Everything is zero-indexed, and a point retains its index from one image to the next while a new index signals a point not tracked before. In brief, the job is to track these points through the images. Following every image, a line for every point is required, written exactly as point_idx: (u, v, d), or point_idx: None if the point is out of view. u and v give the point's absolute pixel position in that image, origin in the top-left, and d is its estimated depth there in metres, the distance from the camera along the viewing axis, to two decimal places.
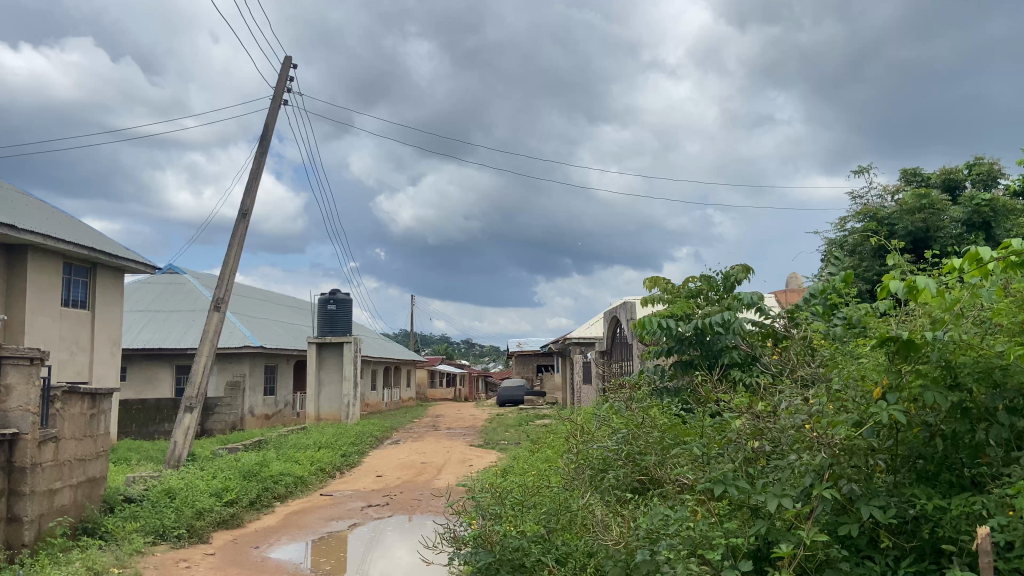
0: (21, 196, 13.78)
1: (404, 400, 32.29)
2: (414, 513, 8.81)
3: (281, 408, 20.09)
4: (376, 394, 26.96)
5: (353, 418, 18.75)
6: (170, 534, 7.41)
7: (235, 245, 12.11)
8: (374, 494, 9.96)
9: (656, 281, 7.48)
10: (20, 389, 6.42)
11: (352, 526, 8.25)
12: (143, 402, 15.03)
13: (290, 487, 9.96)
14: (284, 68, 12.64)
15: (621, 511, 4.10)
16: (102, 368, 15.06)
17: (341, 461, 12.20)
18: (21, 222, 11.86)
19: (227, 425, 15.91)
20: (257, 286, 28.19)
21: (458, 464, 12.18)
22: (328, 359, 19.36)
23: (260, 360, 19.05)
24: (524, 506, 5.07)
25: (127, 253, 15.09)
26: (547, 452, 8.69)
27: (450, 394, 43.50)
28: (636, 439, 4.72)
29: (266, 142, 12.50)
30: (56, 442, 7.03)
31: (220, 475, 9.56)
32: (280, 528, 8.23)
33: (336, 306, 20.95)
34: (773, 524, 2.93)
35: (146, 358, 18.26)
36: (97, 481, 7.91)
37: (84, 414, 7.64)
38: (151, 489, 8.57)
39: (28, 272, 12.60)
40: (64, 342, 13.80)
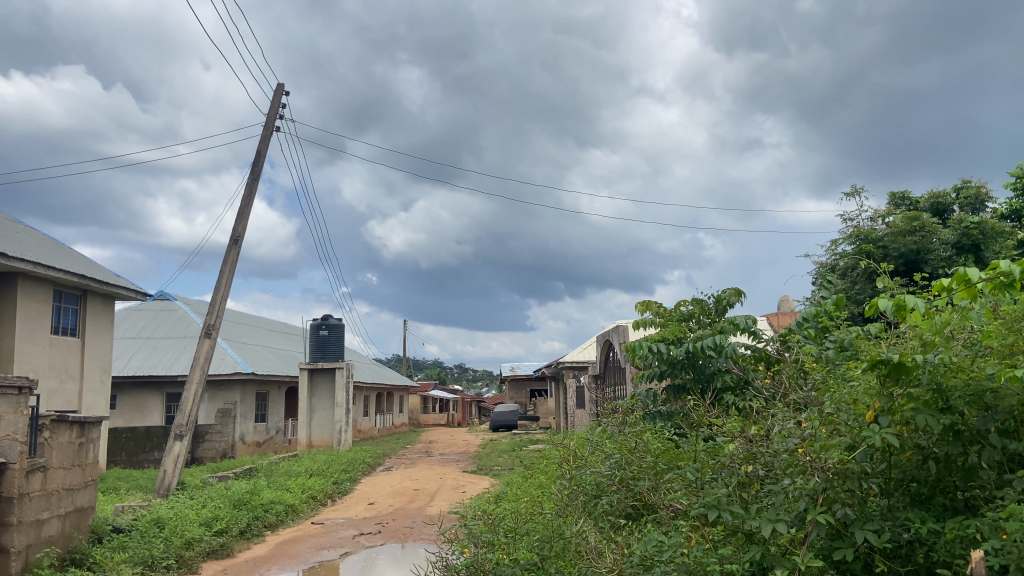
0: (12, 224, 13.77)
1: (397, 426, 32.03)
2: (407, 541, 8.75)
3: (272, 435, 19.98)
4: (369, 420, 26.81)
5: (346, 444, 18.61)
6: (159, 565, 7.29)
7: (227, 271, 12.09)
8: (366, 522, 9.85)
9: (647, 304, 7.51)
10: (9, 418, 6.39)
11: (344, 554, 8.16)
12: (132, 430, 14.90)
13: (281, 516, 9.84)
14: (276, 95, 12.75)
15: (615, 537, 4.08)
16: (92, 397, 14.92)
17: (333, 488, 12.09)
18: (11, 250, 11.85)
19: (217, 453, 15.78)
20: (247, 313, 28.08)
21: (451, 490, 12.10)
22: (319, 385, 19.23)
23: (252, 386, 18.92)
24: (517, 532, 5.05)
25: (119, 281, 15.07)
26: (540, 477, 8.65)
27: (443, 419, 43.25)
28: (630, 464, 4.69)
29: (259, 168, 12.57)
30: (44, 472, 6.96)
31: (210, 504, 9.44)
32: (270, 557, 8.13)
33: (328, 331, 20.89)
34: (768, 550, 2.94)
35: (136, 387, 18.13)
36: (86, 510, 7.81)
37: (73, 443, 7.55)
38: (140, 519, 8.48)
39: (18, 300, 12.55)
40: (53, 369, 13.69)
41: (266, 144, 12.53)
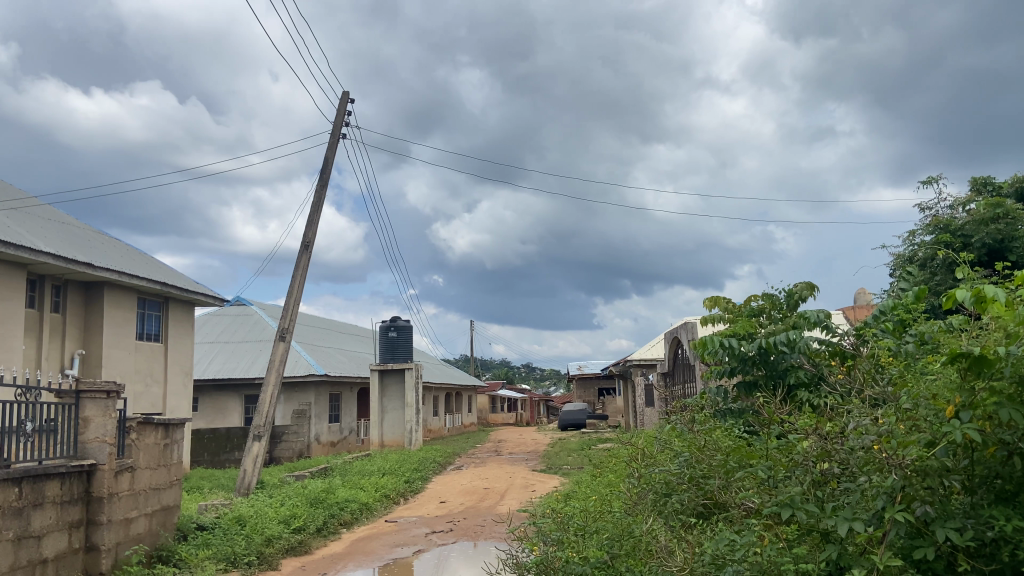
0: (98, 235, 14.49)
1: (466, 425, 32.33)
2: (478, 539, 8.84)
3: (346, 435, 20.47)
4: (438, 421, 27.15)
5: (416, 444, 18.90)
6: (242, 561, 7.61)
7: (299, 276, 12.46)
8: (437, 520, 9.99)
9: (716, 300, 7.40)
10: (98, 421, 6.80)
11: (417, 552, 8.30)
12: (213, 432, 15.49)
13: (355, 514, 10.08)
14: (342, 103, 13.07)
15: (685, 536, 4.05)
16: (175, 399, 15.56)
17: (405, 486, 12.31)
18: (98, 261, 12.49)
19: (294, 453, 16.26)
20: (319, 317, 28.83)
21: (521, 489, 12.15)
22: (390, 385, 19.57)
23: (325, 388, 19.40)
24: (586, 531, 5.12)
25: (197, 287, 15.66)
26: (609, 476, 8.64)
27: (511, 418, 43.42)
28: (700, 462, 4.64)
29: (327, 175, 12.90)
30: (132, 472, 7.32)
31: (288, 503, 9.75)
32: (346, 554, 8.34)
33: (396, 333, 21.26)
34: (845, 550, 2.88)
35: (216, 390, 18.85)
36: (172, 509, 8.17)
37: (158, 444, 7.89)
38: (223, 516, 8.82)
39: (104, 308, 13.21)
40: (139, 374, 14.34)
41: (333, 151, 12.86)
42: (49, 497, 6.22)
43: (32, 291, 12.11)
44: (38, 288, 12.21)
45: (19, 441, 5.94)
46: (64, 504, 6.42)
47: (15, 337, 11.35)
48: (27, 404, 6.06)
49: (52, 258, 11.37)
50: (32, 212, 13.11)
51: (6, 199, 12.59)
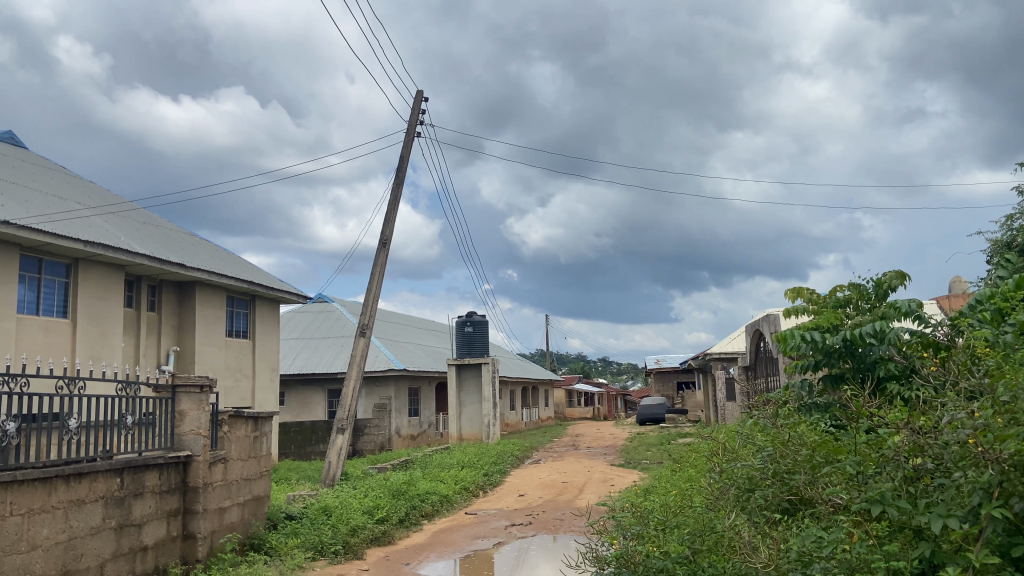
0: (189, 237, 15.17)
1: (543, 420, 32.42)
2: (558, 532, 8.88)
3: (425, 429, 20.85)
4: (515, 415, 27.34)
5: (495, 438, 19.08)
6: (329, 550, 7.89)
7: (377, 273, 12.74)
8: (517, 513, 10.08)
9: (799, 291, 7.21)
10: (193, 414, 7.16)
11: (497, 544, 8.41)
12: (299, 425, 16.03)
13: (436, 506, 10.27)
14: (416, 102, 13.29)
15: (771, 531, 3.98)
16: (263, 394, 16.16)
17: (484, 480, 12.46)
18: (190, 261, 13.07)
19: (375, 445, 16.68)
20: (398, 313, 29.40)
21: (599, 484, 12.11)
22: (467, 380, 19.80)
23: (405, 382, 19.80)
24: (667, 526, 5.12)
25: (282, 285, 16.21)
26: (690, 471, 8.54)
27: (588, 413, 43.29)
28: (785, 457, 4.54)
29: (403, 173, 13.15)
30: (225, 463, 7.65)
31: (372, 494, 10.02)
32: (429, 545, 8.52)
33: (473, 328, 21.49)
34: (939, 547, 2.78)
35: (301, 384, 19.48)
36: (263, 499, 8.51)
37: (249, 436, 8.23)
38: (310, 507, 9.14)
39: (196, 306, 13.84)
40: (229, 369, 14.96)
41: (408, 150, 13.09)
42: (148, 487, 6.57)
43: (129, 291, 12.79)
44: (135, 288, 12.89)
45: (121, 433, 6.30)
46: (162, 494, 6.76)
47: (115, 336, 12.00)
48: (127, 399, 6.42)
49: (147, 260, 11.95)
50: (129, 216, 13.85)
51: (106, 204, 13.33)
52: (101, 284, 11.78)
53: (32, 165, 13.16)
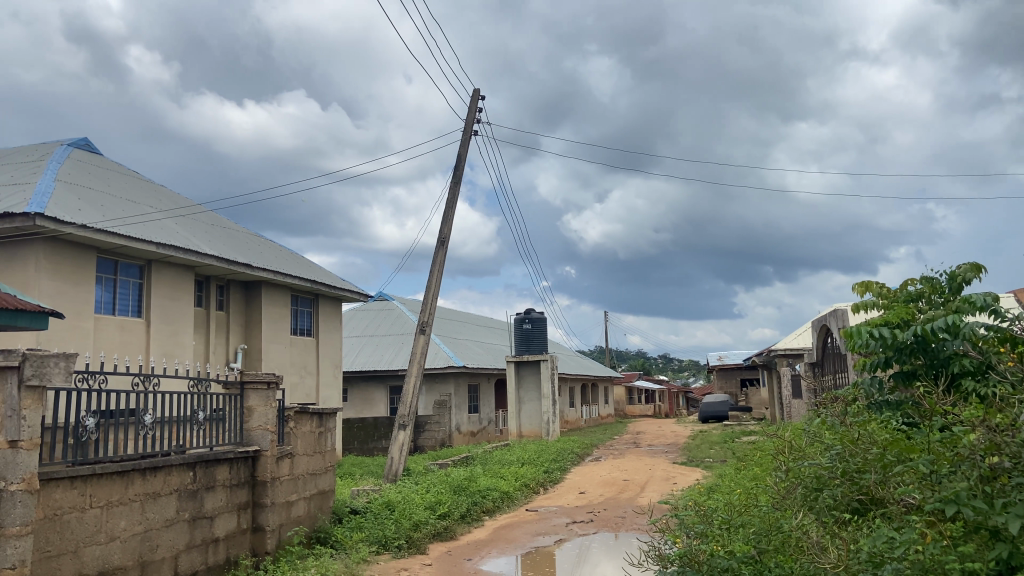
0: (255, 238, 15.59)
1: (603, 417, 32.25)
2: (619, 530, 8.82)
3: (485, 426, 20.98)
4: (575, 412, 27.26)
5: (554, 435, 19.06)
6: (392, 545, 8.01)
7: (436, 271, 12.86)
8: (578, 511, 10.05)
9: (867, 286, 6.99)
10: (260, 410, 7.37)
11: (559, 541, 8.41)
12: (362, 421, 16.31)
13: (497, 502, 10.32)
14: (473, 101, 13.36)
15: (839, 532, 3.87)
16: (327, 390, 16.49)
17: (544, 476, 12.46)
18: (256, 262, 13.44)
19: (436, 442, 16.86)
20: (457, 311, 29.65)
21: (661, 482, 11.98)
22: (527, 377, 19.83)
23: (464, 379, 19.96)
24: (732, 526, 5.05)
25: (344, 284, 16.52)
26: (754, 469, 8.38)
27: (649, 410, 42.86)
28: (854, 456, 4.41)
29: (461, 172, 13.24)
30: (292, 458, 7.84)
31: (433, 490, 10.13)
32: (490, 541, 8.57)
33: (531, 325, 21.52)
34: (1018, 549, 2.66)
35: (364, 381, 19.82)
36: (328, 493, 8.68)
37: (314, 432, 8.40)
38: (373, 501, 9.30)
39: (263, 305, 14.21)
40: (294, 366, 15.32)
41: (466, 148, 13.18)
42: (219, 480, 6.78)
43: (199, 291, 13.21)
44: (205, 288, 13.31)
45: (193, 428, 6.52)
46: (233, 487, 6.97)
47: (186, 334, 12.41)
48: (198, 395, 6.64)
49: (215, 260, 12.32)
50: (198, 219, 14.30)
51: (176, 207, 13.80)
52: (173, 284, 12.20)
53: (108, 171, 13.72)
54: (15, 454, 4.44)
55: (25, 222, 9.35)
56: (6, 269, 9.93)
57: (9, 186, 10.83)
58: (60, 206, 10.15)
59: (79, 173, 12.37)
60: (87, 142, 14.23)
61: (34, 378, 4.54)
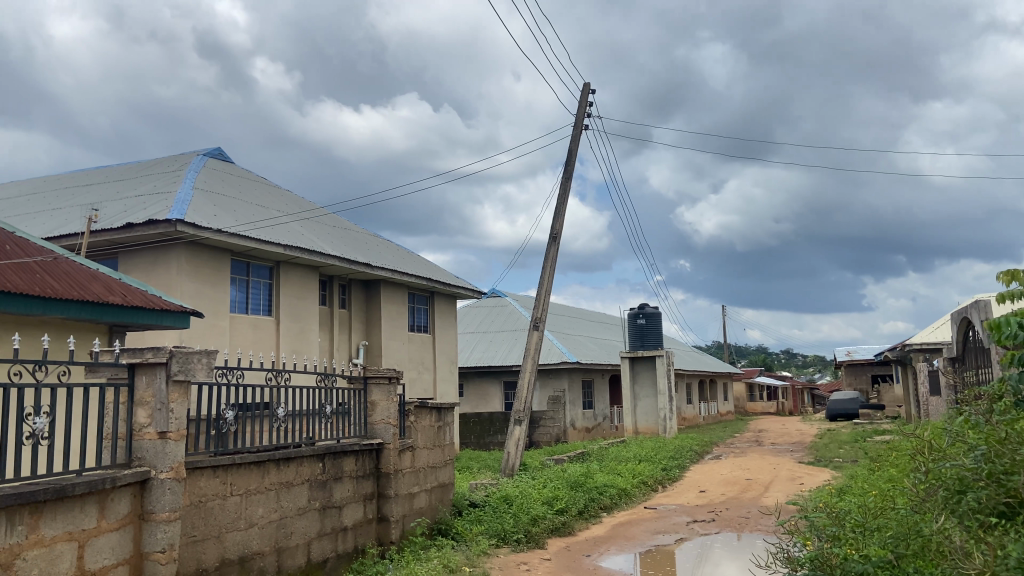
0: (373, 239, 16.13)
1: (722, 415, 31.38)
2: (743, 531, 8.54)
3: (600, 422, 20.86)
4: (693, 409, 26.64)
5: (672, 432, 18.72)
6: (511, 538, 8.10)
7: (549, 267, 12.89)
8: (698, 510, 9.81)
9: (1015, 274, 6.45)
10: (383, 405, 7.62)
11: (679, 540, 8.24)
12: (478, 416, 16.58)
13: (615, 499, 10.23)
14: (583, 95, 13.29)
15: (986, 537, 3.60)
16: (444, 386, 16.85)
17: (663, 474, 12.25)
18: (375, 261, 13.90)
19: (551, 437, 16.93)
20: (570, 307, 29.60)
21: (787, 482, 11.52)
22: (642, 373, 19.56)
23: (578, 375, 19.92)
24: (866, 528, 4.79)
25: (459, 282, 16.85)
26: (889, 471, 7.91)
27: (772, 407, 41.30)
28: (1002, 457, 4.06)
29: (572, 167, 13.21)
30: (413, 451, 8.05)
31: (550, 485, 10.16)
32: (609, 537, 8.51)
33: (646, 320, 21.22)
34: None
35: (479, 376, 20.14)
36: (448, 486, 8.86)
37: (433, 426, 8.60)
38: (491, 495, 9.43)
39: (382, 303, 14.68)
40: (413, 362, 15.75)
41: (576, 143, 13.13)
42: (346, 471, 7.04)
43: (323, 290, 13.80)
44: (328, 287, 13.89)
45: (321, 421, 6.82)
46: (359, 478, 7.23)
47: (313, 332, 13.00)
48: (326, 390, 6.93)
49: (337, 260, 12.83)
50: (321, 221, 14.94)
51: (301, 210, 14.47)
52: (299, 284, 12.80)
53: (239, 178, 14.56)
54: (164, 444, 4.77)
55: (167, 228, 10.05)
56: (151, 273, 10.70)
57: (152, 195, 11.66)
58: (197, 212, 10.85)
59: (213, 181, 13.18)
60: (220, 151, 15.14)
61: (179, 374, 4.86)
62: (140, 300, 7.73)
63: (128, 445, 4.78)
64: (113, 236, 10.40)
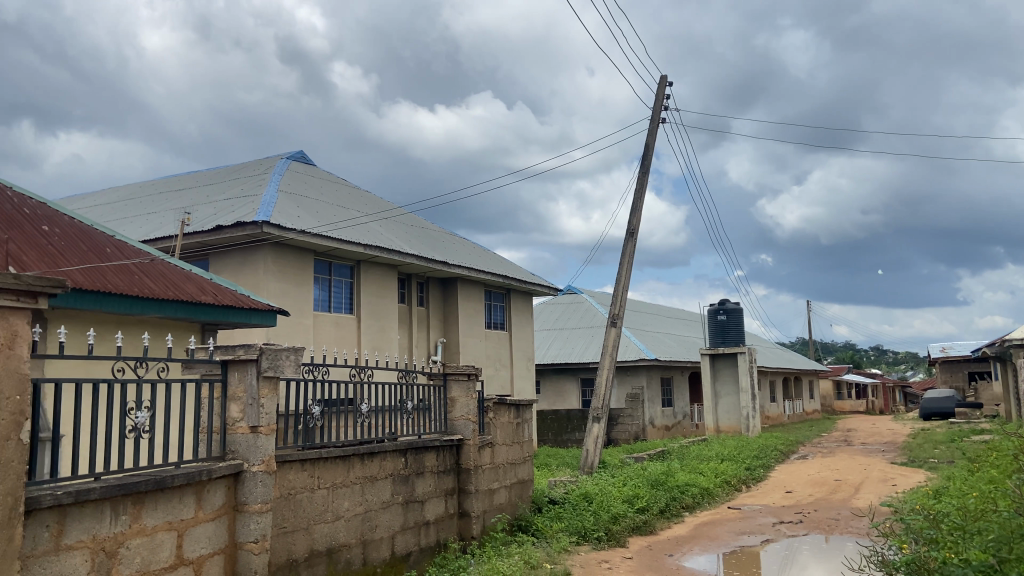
0: (450, 237, 16.32)
1: (808, 413, 30.41)
2: (832, 533, 8.25)
3: (680, 420, 20.55)
4: (777, 407, 25.91)
5: (755, 431, 18.26)
6: (591, 536, 8.06)
7: (626, 263, 12.75)
8: (785, 510, 9.53)
9: None
10: (462, 401, 7.68)
11: (765, 542, 8.03)
12: (555, 413, 16.56)
13: (697, 498, 10.05)
14: (659, 88, 13.08)
15: None
16: (521, 382, 16.90)
17: (747, 474, 11.96)
18: (452, 259, 14.05)
19: (630, 435, 16.77)
20: (648, 304, 29.24)
21: (879, 483, 11.06)
22: (723, 370, 19.13)
23: (657, 372, 19.66)
24: (966, 532, 4.53)
25: (535, 279, 16.87)
26: (990, 473, 7.50)
27: (861, 405, 39.77)
28: None
29: (649, 162, 13.02)
30: (492, 447, 8.10)
31: (630, 483, 10.06)
32: (692, 537, 8.36)
33: (726, 316, 20.76)
34: None
35: (556, 373, 20.12)
36: (527, 483, 8.89)
37: (512, 423, 8.63)
38: (571, 492, 9.40)
39: (459, 300, 14.84)
40: (490, 359, 15.87)
41: (653, 137, 12.95)
42: (428, 467, 7.14)
43: (402, 288, 14.04)
44: (407, 285, 14.12)
45: (402, 417, 6.93)
46: (440, 474, 7.32)
47: (392, 329, 13.24)
48: (406, 386, 7.04)
49: (415, 259, 13.02)
50: (399, 220, 15.21)
51: (380, 211, 14.76)
52: (378, 282, 13.05)
53: (320, 180, 14.97)
54: (256, 438, 4.94)
55: (255, 229, 10.41)
56: (240, 273, 11.11)
57: (240, 198, 12.10)
58: (282, 214, 11.20)
59: (297, 183, 13.59)
60: (302, 154, 15.60)
61: (269, 370, 5.02)
62: (230, 299, 8.03)
63: (222, 438, 4.98)
64: (204, 238, 10.85)
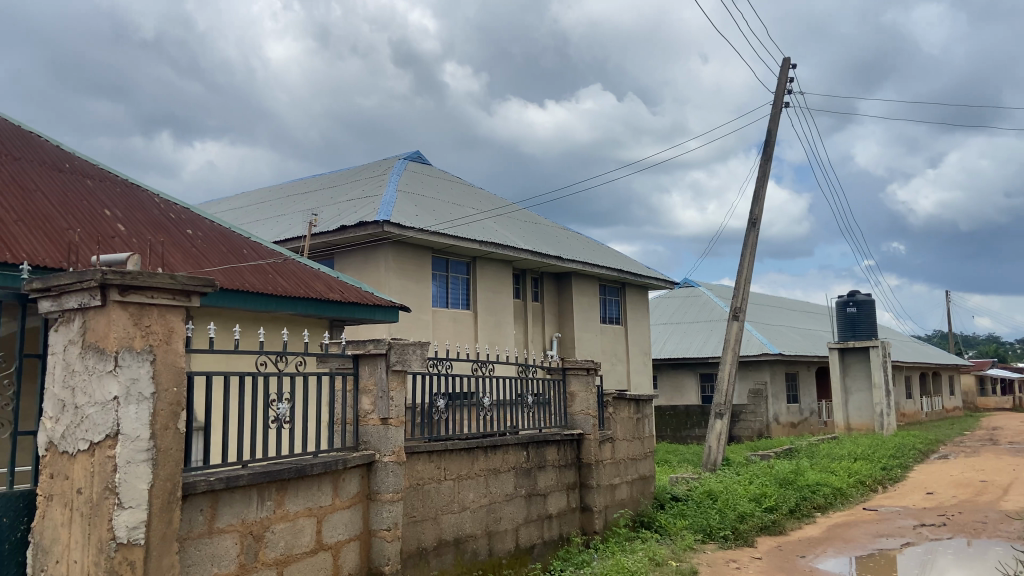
0: (563, 232, 16.32)
1: (948, 411, 28.47)
2: (980, 538, 7.69)
3: (806, 417, 19.71)
4: (913, 404, 24.41)
5: (890, 429, 17.27)
6: (717, 534, 7.87)
7: (748, 254, 12.35)
8: (926, 513, 8.96)
9: None
10: (582, 395, 7.67)
11: (905, 545, 7.58)
12: (674, 409, 16.26)
13: (829, 499, 9.61)
14: (782, 72, 12.57)
15: None
16: (638, 377, 16.70)
17: (883, 474, 11.32)
18: (567, 254, 14.04)
19: (753, 432, 16.24)
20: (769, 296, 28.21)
21: None
22: (853, 365, 18.19)
23: (781, 367, 18.93)
24: None
25: (650, 272, 16.61)
26: None
27: (1009, 403, 36.85)
28: None
29: (771, 148, 12.55)
30: (613, 442, 8.04)
31: (757, 481, 9.74)
32: (824, 538, 8.01)
33: (856, 308, 19.74)
34: None
35: (673, 368, 19.76)
36: (649, 479, 8.77)
37: (631, 418, 8.54)
38: (694, 490, 9.21)
39: (574, 295, 14.82)
40: (606, 354, 15.76)
41: (775, 123, 12.46)
42: (549, 461, 7.17)
43: (518, 284, 14.17)
44: (522, 281, 14.23)
45: (523, 411, 7.00)
46: (562, 468, 7.34)
47: (509, 324, 13.39)
48: (526, 380, 7.09)
49: (531, 254, 13.09)
50: (514, 217, 15.34)
51: (495, 207, 14.94)
52: (495, 278, 13.23)
53: (437, 179, 15.31)
54: (387, 429, 5.11)
55: (377, 228, 10.77)
56: (364, 271, 11.53)
57: (362, 199, 12.56)
58: (402, 213, 11.53)
59: (415, 183, 13.96)
60: (419, 155, 16.01)
61: (398, 364, 5.18)
62: (356, 296, 8.35)
63: (355, 429, 5.19)
64: (330, 238, 11.33)
